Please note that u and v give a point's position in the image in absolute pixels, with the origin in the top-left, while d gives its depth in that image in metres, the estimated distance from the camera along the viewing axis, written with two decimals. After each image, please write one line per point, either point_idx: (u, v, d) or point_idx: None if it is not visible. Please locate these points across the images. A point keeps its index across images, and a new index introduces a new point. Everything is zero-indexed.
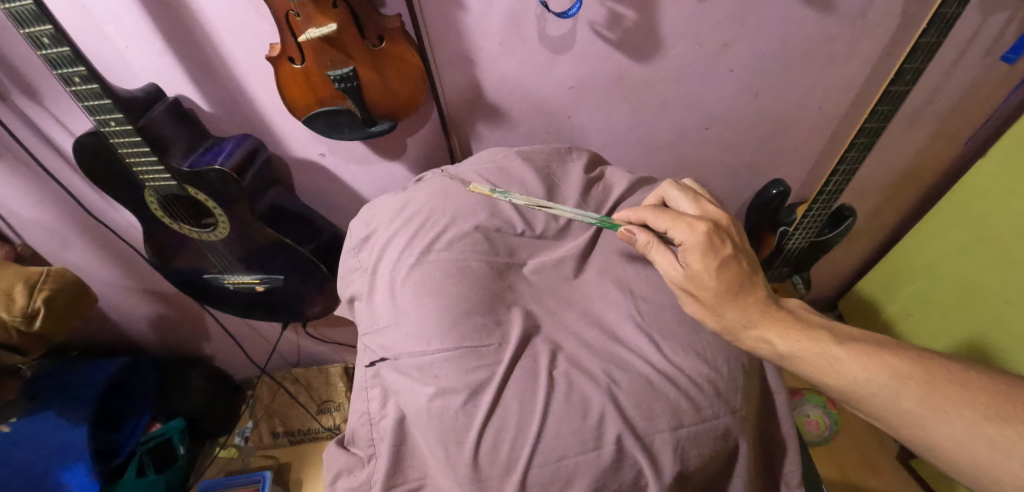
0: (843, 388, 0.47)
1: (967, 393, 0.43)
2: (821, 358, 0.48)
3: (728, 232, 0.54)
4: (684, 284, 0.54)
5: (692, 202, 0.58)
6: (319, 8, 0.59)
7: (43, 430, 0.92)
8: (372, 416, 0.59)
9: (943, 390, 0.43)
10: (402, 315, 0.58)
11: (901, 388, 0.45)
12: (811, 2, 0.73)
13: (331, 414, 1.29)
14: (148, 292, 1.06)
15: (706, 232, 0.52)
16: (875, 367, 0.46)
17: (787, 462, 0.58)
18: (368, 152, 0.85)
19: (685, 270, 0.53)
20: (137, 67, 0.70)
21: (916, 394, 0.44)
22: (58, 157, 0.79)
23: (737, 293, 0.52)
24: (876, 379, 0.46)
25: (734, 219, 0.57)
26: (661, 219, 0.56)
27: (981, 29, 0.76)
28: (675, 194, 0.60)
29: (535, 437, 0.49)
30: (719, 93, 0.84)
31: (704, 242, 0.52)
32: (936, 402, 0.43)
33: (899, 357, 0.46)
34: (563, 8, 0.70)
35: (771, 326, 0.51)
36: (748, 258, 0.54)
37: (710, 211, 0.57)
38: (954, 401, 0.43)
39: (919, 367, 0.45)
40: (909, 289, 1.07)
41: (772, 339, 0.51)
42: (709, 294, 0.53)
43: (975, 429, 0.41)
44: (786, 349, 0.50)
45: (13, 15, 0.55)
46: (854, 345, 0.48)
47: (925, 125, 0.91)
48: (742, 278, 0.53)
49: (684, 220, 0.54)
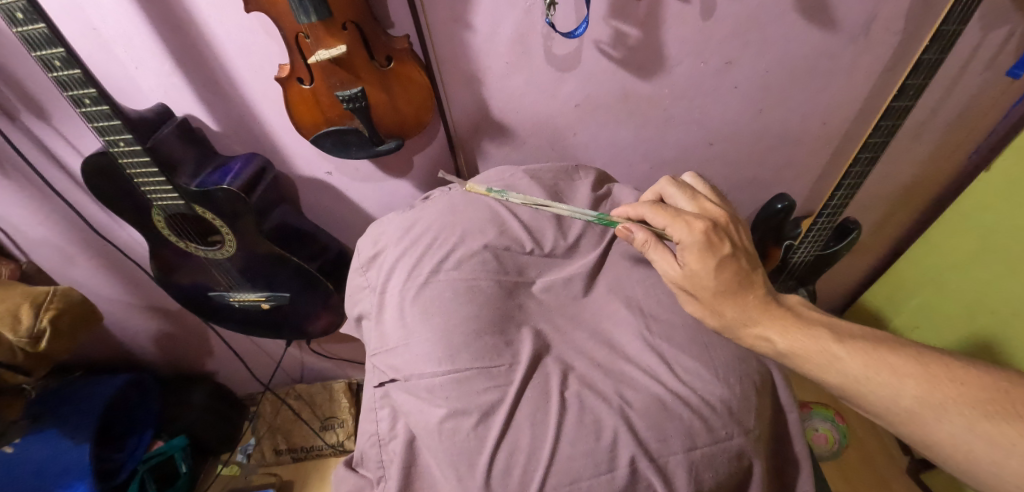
0: (843, 387, 0.47)
1: (967, 391, 0.42)
2: (820, 356, 0.48)
3: (727, 229, 0.54)
4: (683, 282, 0.54)
5: (690, 199, 0.58)
6: (329, 30, 0.59)
7: (42, 450, 0.91)
8: (381, 437, 0.58)
9: (942, 388, 0.43)
10: (412, 335, 0.57)
11: (901, 385, 0.44)
12: (813, 20, 0.74)
13: (335, 430, 1.28)
14: (152, 308, 1.06)
15: (704, 231, 0.52)
16: (875, 366, 0.46)
17: (801, 482, 0.57)
18: (375, 171, 0.86)
19: (683, 269, 0.53)
20: (146, 88, 0.70)
21: (915, 392, 0.44)
22: (66, 176, 0.80)
23: (735, 291, 0.52)
24: (875, 376, 0.45)
25: (733, 216, 0.56)
26: (660, 216, 0.55)
27: (981, 45, 0.77)
28: (672, 190, 0.60)
29: (548, 459, 0.49)
30: (724, 109, 0.85)
31: (702, 241, 0.52)
32: (935, 399, 0.43)
33: (898, 355, 0.46)
34: (569, 28, 0.70)
35: (770, 324, 0.51)
36: (747, 255, 0.54)
37: (709, 208, 0.57)
38: (954, 399, 0.42)
39: (919, 365, 0.45)
40: (915, 302, 1.07)
41: (772, 337, 0.51)
42: (707, 292, 0.53)
43: (975, 428, 0.41)
44: (786, 347, 0.50)
45: (25, 38, 0.55)
46: (854, 343, 0.48)
47: (926, 139, 0.92)
48: (741, 276, 0.53)
49: (682, 218, 0.54)
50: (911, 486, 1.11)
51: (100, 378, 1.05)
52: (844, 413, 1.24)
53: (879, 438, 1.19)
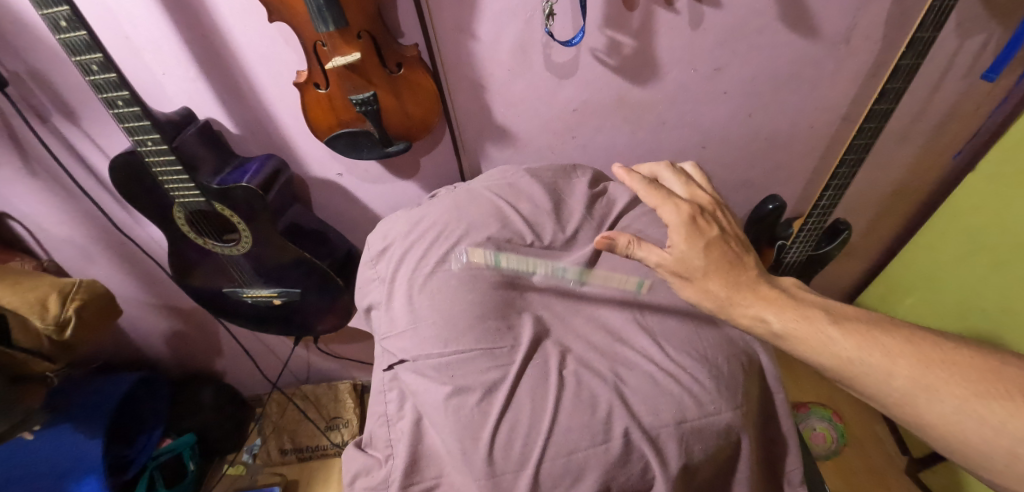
0: (836, 367, 0.49)
1: (960, 371, 0.45)
2: (815, 337, 0.50)
3: (714, 214, 0.59)
4: (674, 267, 0.56)
5: (683, 184, 0.63)
6: (345, 38, 0.64)
7: (59, 442, 0.95)
8: (390, 417, 0.61)
9: (934, 368, 0.46)
10: (419, 320, 0.61)
11: (893, 365, 0.47)
12: (797, 29, 0.79)
13: (341, 430, 1.31)
14: (166, 307, 1.09)
15: (689, 213, 0.57)
16: (868, 346, 0.48)
17: (789, 460, 0.60)
18: (383, 172, 0.90)
19: (673, 252, 0.56)
20: (172, 92, 0.75)
21: (907, 373, 0.46)
22: (91, 176, 0.85)
23: (726, 272, 0.55)
24: (869, 357, 0.48)
25: (720, 203, 0.61)
26: (652, 196, 0.58)
27: (959, 51, 0.82)
28: (668, 175, 0.64)
29: (548, 430, 0.52)
30: (715, 114, 0.90)
31: (688, 223, 0.56)
32: (927, 379, 0.45)
33: (890, 336, 0.49)
34: (567, 37, 0.76)
35: (766, 305, 0.53)
36: (735, 238, 0.58)
37: (699, 194, 0.62)
38: (945, 379, 0.45)
39: (913, 346, 0.47)
40: (908, 301, 1.11)
41: (768, 317, 0.52)
42: (700, 273, 0.55)
43: (966, 407, 0.43)
44: (781, 327, 0.52)
45: (67, 44, 0.60)
46: (848, 325, 0.50)
47: (909, 144, 0.96)
48: (731, 257, 0.56)
49: (671, 201, 0.58)
50: (910, 486, 1.12)
51: (112, 376, 1.08)
52: (845, 414, 1.25)
53: (878, 439, 1.20)
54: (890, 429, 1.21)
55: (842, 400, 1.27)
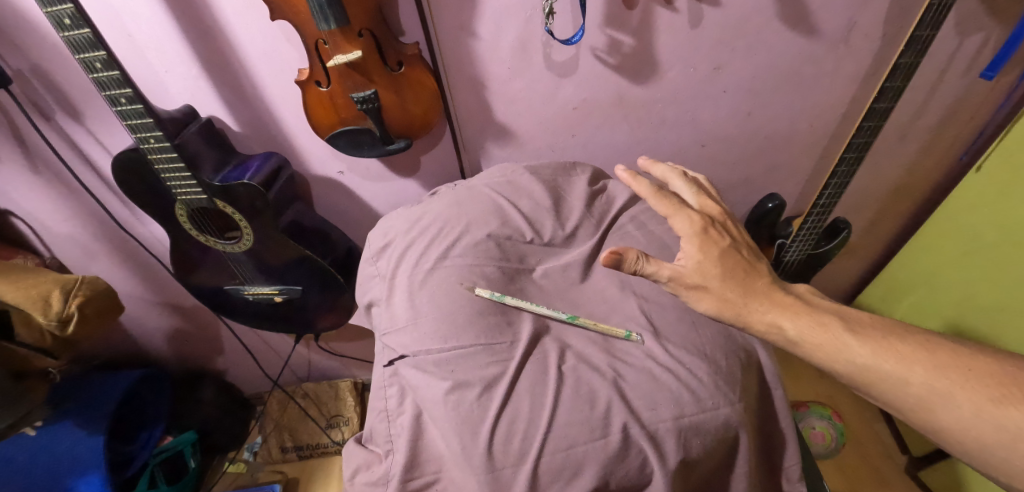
0: (852, 374, 0.49)
1: (976, 376, 0.45)
2: (831, 343, 0.50)
3: (724, 224, 0.60)
4: (690, 277, 0.55)
5: (693, 192, 0.63)
6: (346, 37, 0.65)
7: (59, 439, 0.95)
8: (390, 413, 0.61)
9: (949, 374, 0.46)
10: (419, 316, 0.61)
11: (909, 372, 0.47)
12: (795, 28, 0.79)
13: (341, 428, 1.32)
14: (167, 305, 1.10)
15: (702, 222, 0.57)
16: (884, 353, 0.48)
17: (788, 456, 0.60)
18: (384, 170, 0.91)
19: (688, 261, 0.55)
20: (174, 90, 0.76)
21: (923, 379, 0.47)
22: (93, 174, 0.85)
23: (741, 280, 0.55)
24: (885, 364, 0.48)
25: (729, 213, 0.62)
26: (663, 204, 0.58)
27: (958, 50, 0.82)
28: (678, 183, 0.64)
29: (546, 425, 0.52)
30: (714, 113, 0.90)
31: (701, 232, 0.56)
32: (942, 385, 0.46)
33: (905, 343, 0.49)
34: (567, 35, 0.76)
35: (781, 312, 0.53)
36: (747, 246, 0.58)
37: (709, 203, 0.62)
38: (961, 385, 0.45)
39: (928, 352, 0.48)
40: (909, 301, 1.11)
41: (784, 324, 0.52)
42: (716, 282, 0.54)
43: (983, 412, 0.44)
44: (796, 334, 0.52)
45: (71, 42, 0.61)
46: (862, 332, 0.50)
47: (909, 142, 0.96)
48: (744, 264, 0.56)
49: (683, 210, 0.58)
50: (910, 485, 1.12)
51: (113, 373, 1.08)
52: (845, 413, 1.25)
53: (878, 438, 1.20)
54: (889, 427, 1.21)
55: (842, 399, 1.27)
